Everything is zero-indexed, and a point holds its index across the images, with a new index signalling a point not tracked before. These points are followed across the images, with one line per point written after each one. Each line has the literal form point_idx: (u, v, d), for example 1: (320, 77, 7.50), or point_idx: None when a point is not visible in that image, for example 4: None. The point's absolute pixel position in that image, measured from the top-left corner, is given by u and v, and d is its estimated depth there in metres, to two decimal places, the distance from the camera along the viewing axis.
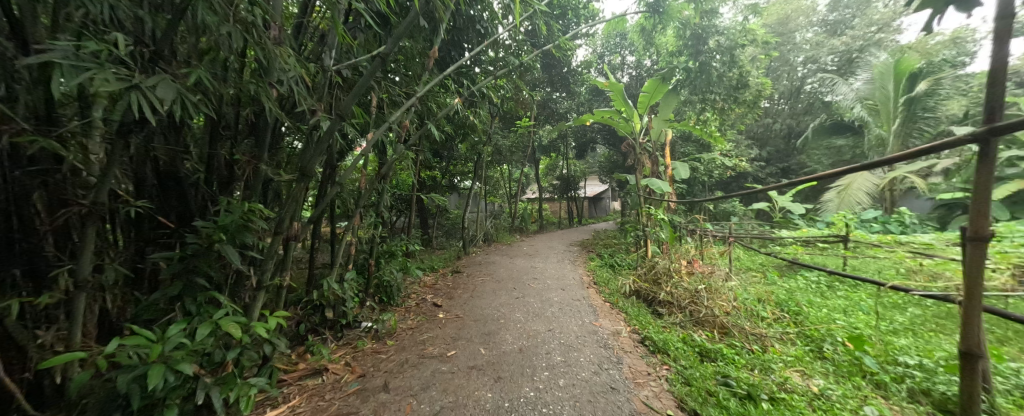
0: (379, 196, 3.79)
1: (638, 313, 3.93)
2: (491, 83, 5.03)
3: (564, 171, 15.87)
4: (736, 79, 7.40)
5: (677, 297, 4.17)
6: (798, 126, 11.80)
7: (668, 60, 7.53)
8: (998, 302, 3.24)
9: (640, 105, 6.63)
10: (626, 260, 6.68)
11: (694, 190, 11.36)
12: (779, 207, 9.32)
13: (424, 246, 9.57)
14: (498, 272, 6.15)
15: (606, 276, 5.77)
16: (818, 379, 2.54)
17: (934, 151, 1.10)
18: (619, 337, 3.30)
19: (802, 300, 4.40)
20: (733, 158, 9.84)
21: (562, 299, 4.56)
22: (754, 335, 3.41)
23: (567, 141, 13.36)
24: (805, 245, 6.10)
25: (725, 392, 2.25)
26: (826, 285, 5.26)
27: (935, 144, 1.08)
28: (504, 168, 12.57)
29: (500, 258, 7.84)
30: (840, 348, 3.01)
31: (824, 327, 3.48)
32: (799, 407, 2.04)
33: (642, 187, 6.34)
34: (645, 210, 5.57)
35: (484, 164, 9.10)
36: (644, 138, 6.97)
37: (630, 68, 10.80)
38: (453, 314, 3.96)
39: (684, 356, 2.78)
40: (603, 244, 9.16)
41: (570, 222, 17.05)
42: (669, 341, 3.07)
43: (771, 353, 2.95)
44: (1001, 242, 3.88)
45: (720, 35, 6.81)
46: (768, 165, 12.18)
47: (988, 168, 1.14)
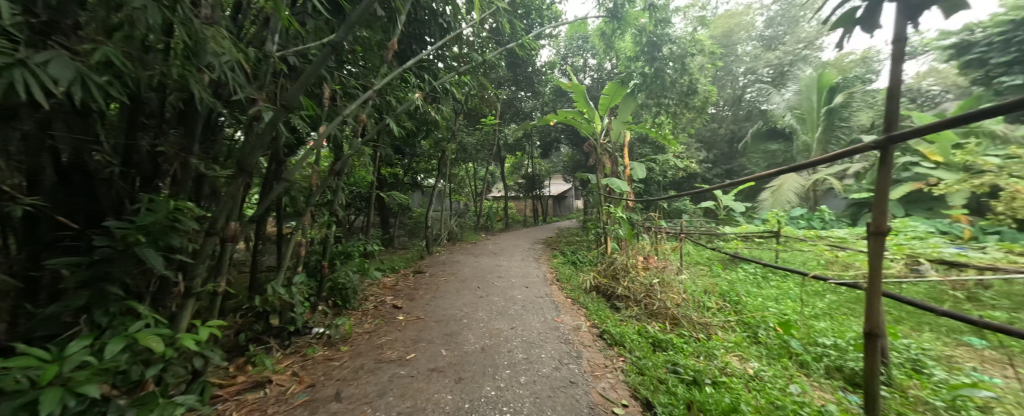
0: (333, 193, 3.58)
1: (597, 308, 4.08)
2: (455, 79, 4.95)
3: (529, 170, 16.03)
4: (687, 86, 7.89)
5: (634, 291, 4.39)
6: (739, 131, 12.87)
7: (626, 65, 7.92)
8: (895, 287, 3.77)
9: (602, 107, 6.85)
10: (587, 257, 6.91)
11: (650, 190, 12.02)
12: (724, 205, 10.14)
13: (384, 246, 9.22)
14: (462, 272, 6.08)
15: (568, 272, 5.92)
16: (753, 361, 2.80)
17: (846, 156, 1.25)
18: (578, 332, 3.41)
19: (741, 290, 4.83)
20: (684, 160, 10.54)
21: (526, 296, 4.62)
22: (701, 324, 3.68)
23: (532, 140, 13.50)
24: (745, 240, 6.70)
25: (673, 380, 2.40)
26: (762, 276, 5.82)
27: (847, 150, 1.23)
28: (470, 166, 12.46)
29: (464, 257, 7.76)
30: (772, 333, 3.35)
31: (759, 314, 3.84)
32: (737, 389, 2.22)
33: (602, 186, 6.60)
34: (606, 208, 5.78)
35: (449, 162, 8.94)
36: (604, 138, 7.23)
37: (592, 71, 11.07)
38: (413, 315, 3.84)
39: (638, 347, 2.94)
40: (566, 241, 9.41)
41: (535, 221, 17.30)
42: (625, 333, 3.21)
43: (714, 341, 3.21)
44: (897, 236, 4.52)
45: (673, 43, 7.23)
46: (714, 167, 13.18)
47: (887, 171, 1.31)
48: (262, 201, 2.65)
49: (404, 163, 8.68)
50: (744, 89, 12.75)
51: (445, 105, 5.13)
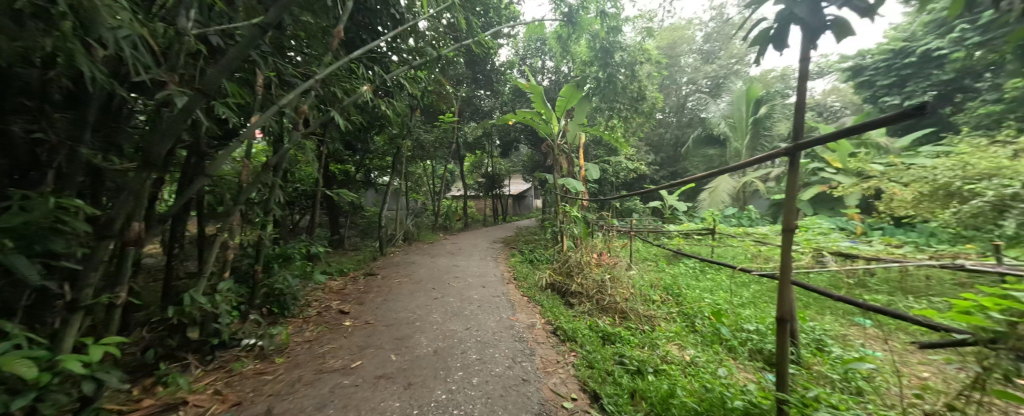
0: (267, 191, 3.26)
1: (552, 305, 4.17)
2: (409, 73, 4.77)
3: (489, 169, 15.97)
4: (637, 92, 8.37)
5: (586, 287, 4.56)
6: (683, 137, 13.92)
7: (582, 68, 8.23)
8: (805, 277, 4.32)
9: (559, 108, 6.99)
10: (544, 255, 7.06)
11: (604, 189, 12.57)
12: (669, 205, 10.91)
13: (333, 247, 8.65)
14: (417, 273, 5.90)
15: (525, 271, 6.00)
16: (690, 349, 3.04)
17: (764, 161, 1.39)
18: (533, 330, 3.46)
19: (682, 283, 5.23)
20: (635, 162, 11.19)
21: (482, 296, 4.59)
22: (646, 316, 3.92)
23: (491, 139, 13.48)
24: (687, 237, 7.27)
25: (620, 370, 2.53)
26: (700, 270, 6.35)
27: (764, 155, 1.37)
28: (427, 164, 12.12)
29: (420, 258, 7.53)
30: (707, 321, 3.67)
31: (696, 305, 4.18)
32: (674, 375, 2.40)
33: (559, 186, 6.78)
34: (561, 207, 5.94)
35: (405, 160, 8.60)
36: (561, 139, 7.42)
37: (549, 73, 11.26)
38: (361, 321, 3.64)
39: (589, 342, 3.05)
40: (525, 240, 9.53)
41: (495, 220, 17.26)
42: (577, 328, 3.32)
43: (658, 331, 3.44)
44: (808, 232, 5.18)
45: (624, 51, 7.65)
46: (661, 169, 14.14)
47: (793, 174, 1.50)
48: (177, 199, 2.33)
49: (356, 159, 8.22)
50: (686, 97, 13.80)
51: (397, 99, 4.93)
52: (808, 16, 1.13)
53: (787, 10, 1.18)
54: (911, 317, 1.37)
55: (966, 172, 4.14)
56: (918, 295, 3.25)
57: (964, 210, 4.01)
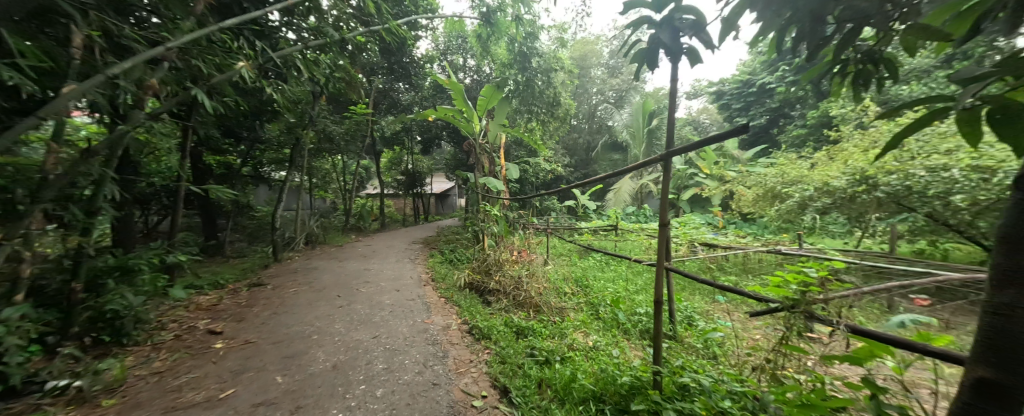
0: (92, 186, 2.51)
1: (469, 304, 4.14)
2: (307, 54, 4.21)
3: (409, 167, 15.13)
4: (553, 98, 8.82)
5: (504, 284, 4.64)
6: (594, 142, 15.29)
7: (502, 70, 8.45)
8: (682, 265, 5.14)
9: (480, 108, 6.98)
10: (464, 255, 6.98)
11: (525, 189, 13.05)
12: (582, 204, 11.87)
13: (207, 255, 7.17)
14: (319, 280, 5.25)
15: (443, 271, 5.84)
16: (593, 334, 3.36)
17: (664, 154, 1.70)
18: (448, 331, 3.39)
19: (591, 275, 5.75)
20: (551, 163, 11.88)
21: (395, 300, 4.32)
22: (557, 308, 4.18)
23: (411, 135, 12.77)
24: (595, 234, 8.01)
25: (530, 362, 2.64)
26: (606, 262, 7.07)
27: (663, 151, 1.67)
28: (336, 158, 10.91)
29: (325, 262, 6.75)
30: (608, 307, 4.09)
31: (600, 294, 4.63)
32: (576, 360, 2.61)
33: (480, 185, 6.80)
34: (482, 206, 5.95)
35: (307, 153, 7.60)
36: (483, 139, 7.43)
37: (471, 72, 11.13)
38: (239, 341, 3.08)
39: (503, 337, 3.11)
40: (446, 240, 9.32)
41: (415, 219, 16.40)
42: (492, 326, 3.35)
43: (567, 321, 3.70)
44: (686, 227, 6.18)
45: (540, 57, 8.07)
46: (575, 170, 15.29)
47: (667, 175, 1.81)
48: None
49: (240, 149, 6.95)
50: (596, 106, 15.19)
51: (293, 82, 4.32)
52: (671, 42, 1.32)
53: (655, 35, 1.35)
54: (745, 292, 1.72)
55: (784, 179, 5.46)
56: (755, 274, 4.16)
57: (784, 206, 5.28)
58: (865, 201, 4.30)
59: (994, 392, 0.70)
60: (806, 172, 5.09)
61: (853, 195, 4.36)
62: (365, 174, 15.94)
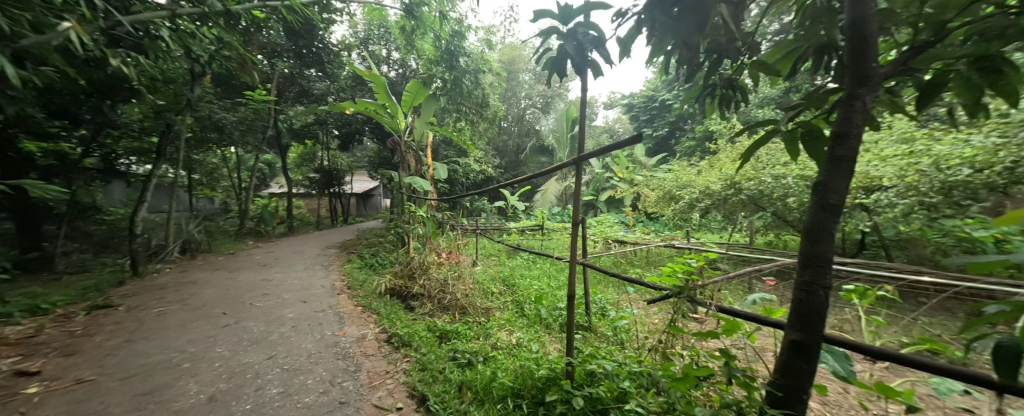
0: None
1: (389, 311, 3.89)
2: (180, 24, 3.50)
3: (324, 163, 13.62)
4: (482, 98, 8.83)
5: (429, 287, 4.47)
6: (523, 144, 15.75)
7: (429, 66, 8.20)
8: (598, 260, 5.61)
9: (405, 103, 6.61)
10: (387, 259, 6.54)
11: (454, 189, 12.83)
12: (511, 205, 12.13)
13: (25, 271, 5.45)
14: (200, 295, 4.40)
15: (362, 277, 5.39)
16: (516, 331, 3.46)
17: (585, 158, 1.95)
18: (363, 342, 3.13)
19: (518, 274, 5.89)
20: (481, 164, 11.92)
21: (300, 313, 3.84)
22: (483, 308, 4.19)
23: (326, 128, 11.52)
24: (522, 234, 8.25)
25: (451, 366, 2.59)
26: (533, 260, 7.33)
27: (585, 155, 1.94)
28: (227, 151, 9.29)
29: (210, 274, 5.67)
30: (532, 304, 4.25)
31: (526, 292, 4.79)
32: (497, 358, 2.65)
33: (404, 184, 6.46)
34: (406, 207, 5.65)
35: (184, 143, 6.30)
36: (408, 136, 7.08)
37: (395, 65, 10.40)
38: (67, 381, 2.39)
39: (424, 342, 3.00)
40: (367, 243, 8.63)
41: (331, 222, 14.84)
42: (414, 332, 3.20)
43: (492, 321, 3.73)
44: (603, 226, 6.75)
45: (467, 56, 8.03)
46: (505, 172, 15.56)
47: (580, 179, 2.01)
48: None
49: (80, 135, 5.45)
50: (524, 110, 15.70)
51: (161, 55, 3.54)
52: (574, 53, 1.41)
53: (562, 45, 1.43)
54: (643, 282, 1.96)
55: (677, 183, 6.35)
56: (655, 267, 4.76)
57: (678, 207, 6.14)
58: (735, 202, 5.23)
59: (800, 349, 1.05)
60: (694, 178, 5.99)
61: (726, 197, 5.28)
62: (266, 170, 13.84)
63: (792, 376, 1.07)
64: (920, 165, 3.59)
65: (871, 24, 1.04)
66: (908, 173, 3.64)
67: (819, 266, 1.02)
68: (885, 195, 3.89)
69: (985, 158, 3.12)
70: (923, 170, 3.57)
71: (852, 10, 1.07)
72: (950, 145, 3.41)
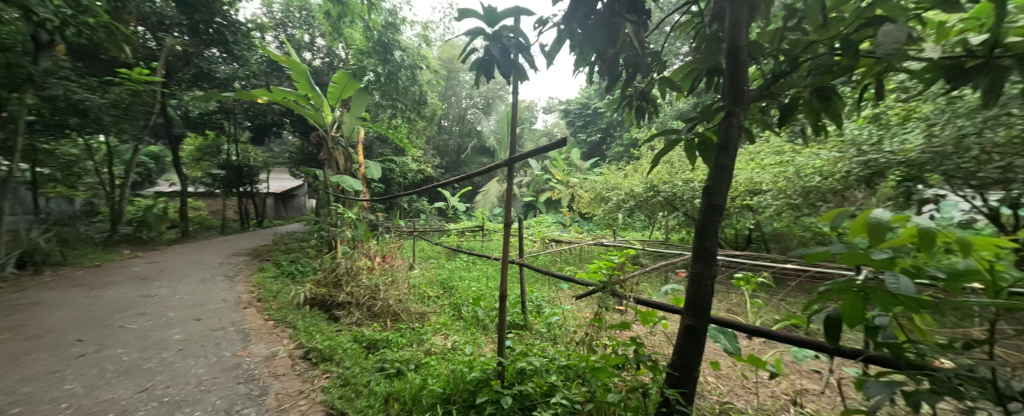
0: None
1: (308, 323, 3.53)
2: None
3: (232, 158, 11.85)
4: (418, 95, 8.51)
5: (356, 295, 4.14)
6: (464, 145, 15.56)
7: (359, 57, 7.65)
8: (536, 260, 5.78)
9: (332, 95, 6.05)
10: (309, 266, 5.93)
11: (390, 189, 12.17)
12: (451, 206, 11.90)
13: None
14: (45, 320, 3.51)
15: (277, 288, 4.79)
16: (452, 335, 3.40)
17: (516, 160, 1.98)
18: (272, 361, 2.78)
19: (456, 276, 5.79)
20: (419, 164, 11.47)
21: (192, 333, 3.28)
22: (417, 314, 4.02)
23: (234, 118, 10.05)
24: (462, 235, 8.14)
25: (377, 378, 2.42)
26: (473, 262, 7.27)
27: (516, 156, 1.97)
28: (94, 140, 7.56)
29: (63, 293, 4.55)
30: (470, 306, 4.20)
31: (463, 294, 4.72)
32: (428, 363, 2.57)
33: (330, 184, 5.93)
34: (331, 208, 5.19)
35: (21, 128, 4.96)
36: (335, 131, 6.53)
37: (320, 53, 9.32)
38: None
39: (348, 355, 2.77)
40: (286, 248, 7.73)
41: (242, 225, 12.98)
42: (337, 344, 2.95)
43: (427, 326, 3.60)
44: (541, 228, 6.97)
45: (402, 50, 7.67)
46: (446, 172, 15.23)
47: (510, 180, 2.04)
48: None
49: None
50: (465, 110, 15.56)
51: None
52: (499, 56, 1.43)
53: (488, 47, 1.43)
54: (571, 278, 2.06)
55: (606, 186, 6.85)
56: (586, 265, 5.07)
57: (606, 208, 6.62)
58: (654, 203, 5.81)
59: (692, 333, 1.20)
60: (620, 181, 6.51)
61: (646, 199, 5.84)
62: (152, 165, 11.58)
63: (685, 356, 1.22)
64: (787, 173, 4.38)
65: (742, 54, 1.24)
66: (779, 179, 4.42)
67: (707, 259, 1.18)
68: (765, 198, 4.66)
69: (829, 168, 3.92)
70: (788, 177, 4.35)
71: (729, 40, 1.26)
72: (806, 158, 4.22)
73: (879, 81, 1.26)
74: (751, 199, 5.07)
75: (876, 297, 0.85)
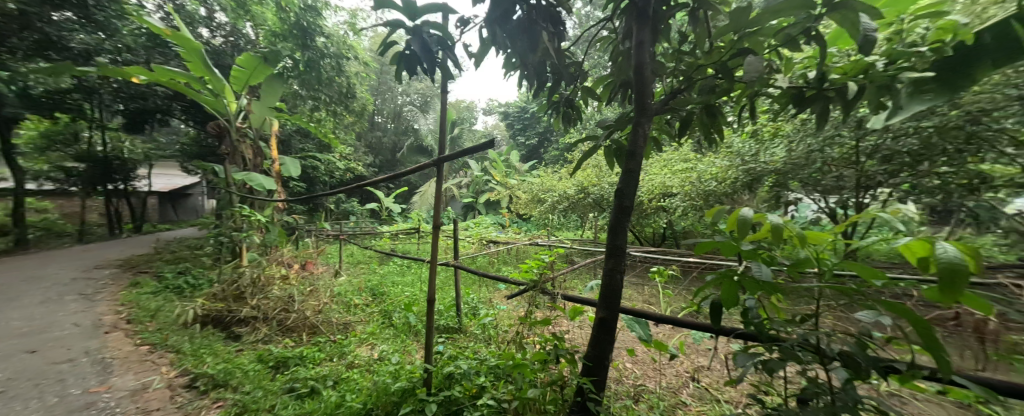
0: None
1: (199, 345, 3.01)
2: None
3: (97, 148, 9.59)
4: (345, 88, 7.86)
5: (265, 308, 3.65)
6: (400, 143, 14.79)
7: (271, 40, 6.79)
8: (473, 262, 5.73)
9: (236, 80, 5.23)
10: (206, 277, 5.08)
11: (313, 189, 10.89)
12: (385, 207, 11.22)
13: None
14: None
15: (157, 305, 3.98)
16: (379, 344, 3.19)
17: (446, 160, 1.94)
18: (142, 395, 2.31)
19: (388, 281, 5.45)
20: (348, 162, 10.60)
21: (25, 369, 2.57)
22: (340, 324, 3.70)
23: (101, 99, 8.15)
24: (395, 238, 7.71)
25: (286, 400, 2.16)
26: (407, 265, 6.94)
27: (446, 155, 1.93)
28: None
29: None
30: (401, 312, 3.99)
31: (395, 299, 4.46)
32: (348, 377, 2.37)
33: (234, 182, 5.15)
34: (234, 209, 4.50)
35: None
36: (241, 122, 5.70)
37: (222, 31, 8.14)
38: None
39: (249, 378, 2.43)
40: (175, 257, 6.50)
41: (113, 231, 10.58)
42: (235, 367, 2.56)
43: (351, 337, 3.33)
44: (480, 229, 6.96)
45: (325, 37, 7.00)
46: (379, 171, 14.32)
47: (440, 179, 2.00)
48: None
49: None
50: (401, 107, 14.84)
51: None
52: (421, 51, 1.36)
53: (408, 40, 1.35)
54: (503, 278, 2.07)
55: (543, 187, 7.10)
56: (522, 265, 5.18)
57: (542, 209, 6.87)
58: (584, 205, 6.19)
59: (603, 325, 1.30)
60: (555, 183, 6.81)
61: (578, 200, 6.19)
62: None
63: (597, 347, 1.31)
64: (691, 178, 5.03)
65: (646, 70, 1.38)
66: (686, 184, 5.06)
67: (617, 255, 1.28)
68: (675, 200, 5.28)
69: (722, 175, 4.60)
70: (693, 182, 5.00)
71: (636, 58, 1.39)
72: (705, 165, 4.90)
73: (750, 102, 1.50)
74: (664, 201, 5.71)
75: (744, 283, 1.01)
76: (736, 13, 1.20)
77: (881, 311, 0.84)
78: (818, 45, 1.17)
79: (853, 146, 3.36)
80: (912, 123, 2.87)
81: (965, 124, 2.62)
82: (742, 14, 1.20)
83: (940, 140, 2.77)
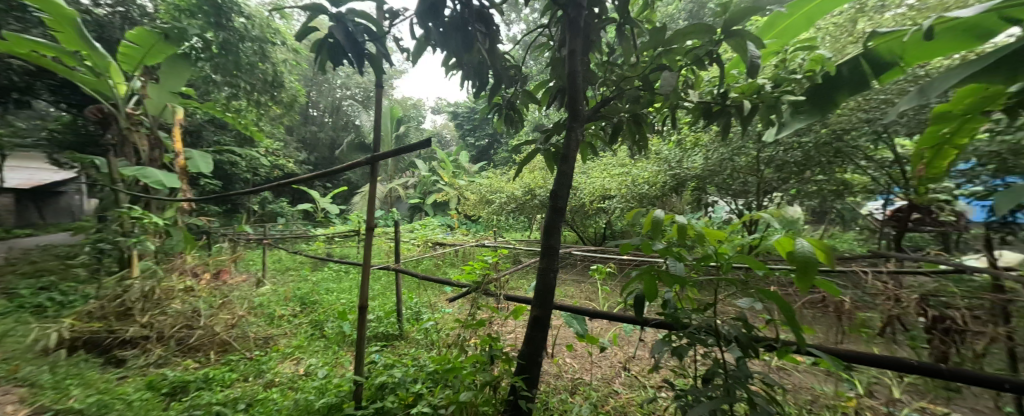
0: None
1: (64, 376, 2.47)
2: None
3: None
4: (271, 76, 7.07)
5: (161, 325, 3.13)
6: (338, 139, 13.73)
7: (174, 15, 5.83)
8: (418, 265, 5.50)
9: (125, 58, 4.42)
10: (82, 292, 4.20)
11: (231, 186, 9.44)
12: (320, 208, 10.30)
13: None
14: None
15: (3, 330, 3.17)
16: (306, 358, 2.91)
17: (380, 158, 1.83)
18: None
19: (322, 289, 5.01)
20: (276, 158, 9.57)
21: None
22: (259, 340, 3.30)
23: None
24: (331, 242, 7.11)
25: None
26: (345, 271, 6.45)
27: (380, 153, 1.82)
28: None
29: None
30: (334, 322, 3.68)
31: (328, 308, 4.11)
32: (265, 398, 2.13)
33: (121, 178, 4.33)
34: (120, 210, 3.77)
35: None
36: (133, 107, 4.83)
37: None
38: None
39: (133, 410, 2.06)
40: (38, 269, 5.28)
41: None
42: (114, 399, 2.14)
43: (271, 353, 2.98)
44: (426, 232, 6.74)
45: (245, 18, 6.20)
46: (314, 169, 13.15)
47: (374, 179, 1.88)
48: None
49: None
50: (340, 101, 13.81)
51: None
52: (344, 39, 1.25)
53: (329, 27, 1.23)
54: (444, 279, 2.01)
55: (490, 188, 7.11)
56: None
57: (490, 210, 6.88)
58: (531, 206, 6.33)
59: (536, 322, 1.33)
60: (502, 185, 6.87)
61: (525, 202, 6.31)
62: None
63: (531, 344, 1.34)
64: (626, 182, 5.42)
65: (578, 78, 1.44)
66: (622, 187, 5.43)
67: (550, 254, 1.31)
68: (613, 202, 5.64)
69: (652, 179, 5.02)
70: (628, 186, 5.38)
71: (568, 65, 1.45)
72: (639, 170, 5.31)
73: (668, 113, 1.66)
74: (604, 203, 6.06)
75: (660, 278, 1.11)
76: (654, 31, 1.32)
77: (761, 297, 0.97)
78: (719, 66, 1.33)
79: (755, 156, 3.89)
80: (795, 138, 3.42)
81: (832, 141, 3.19)
82: (658, 32, 1.33)
83: (816, 153, 3.33)
